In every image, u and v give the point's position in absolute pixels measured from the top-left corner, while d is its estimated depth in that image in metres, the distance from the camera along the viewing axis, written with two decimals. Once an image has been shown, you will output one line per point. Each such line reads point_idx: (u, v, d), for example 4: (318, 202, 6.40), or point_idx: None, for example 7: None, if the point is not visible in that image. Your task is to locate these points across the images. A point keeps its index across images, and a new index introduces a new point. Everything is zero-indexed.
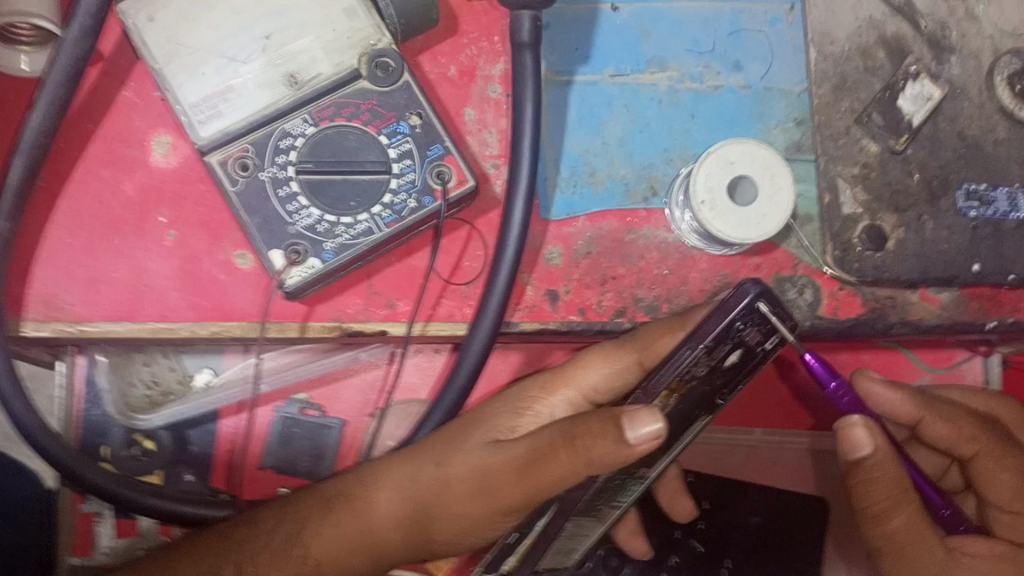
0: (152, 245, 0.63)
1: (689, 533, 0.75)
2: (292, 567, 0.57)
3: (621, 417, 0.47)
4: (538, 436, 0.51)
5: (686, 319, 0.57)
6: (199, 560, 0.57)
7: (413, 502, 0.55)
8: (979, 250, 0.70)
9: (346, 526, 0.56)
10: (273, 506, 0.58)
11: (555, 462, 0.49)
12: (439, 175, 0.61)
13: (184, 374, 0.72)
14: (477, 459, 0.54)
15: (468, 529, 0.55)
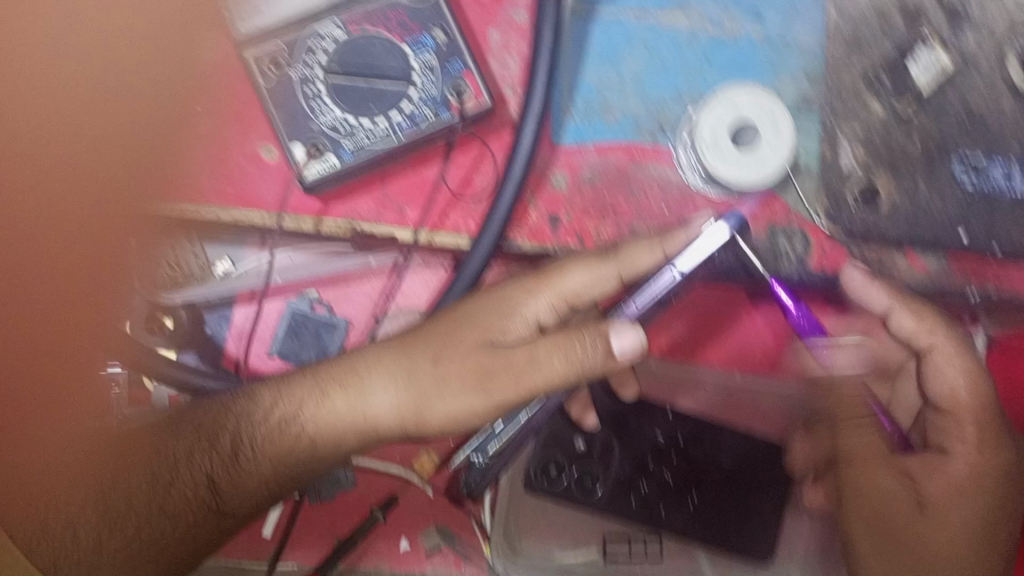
0: (192, 134, 0.69)
1: (660, 464, 0.75)
2: (288, 442, 0.62)
3: (610, 332, 0.58)
4: (537, 348, 0.58)
5: (664, 239, 0.63)
6: (202, 425, 0.62)
7: (411, 395, 0.60)
8: (968, 217, 0.71)
9: (342, 410, 0.61)
10: (271, 398, 0.62)
11: (559, 367, 0.57)
12: (457, 89, 0.65)
13: (206, 261, 0.74)
14: (475, 359, 0.59)
15: (460, 418, 0.59)
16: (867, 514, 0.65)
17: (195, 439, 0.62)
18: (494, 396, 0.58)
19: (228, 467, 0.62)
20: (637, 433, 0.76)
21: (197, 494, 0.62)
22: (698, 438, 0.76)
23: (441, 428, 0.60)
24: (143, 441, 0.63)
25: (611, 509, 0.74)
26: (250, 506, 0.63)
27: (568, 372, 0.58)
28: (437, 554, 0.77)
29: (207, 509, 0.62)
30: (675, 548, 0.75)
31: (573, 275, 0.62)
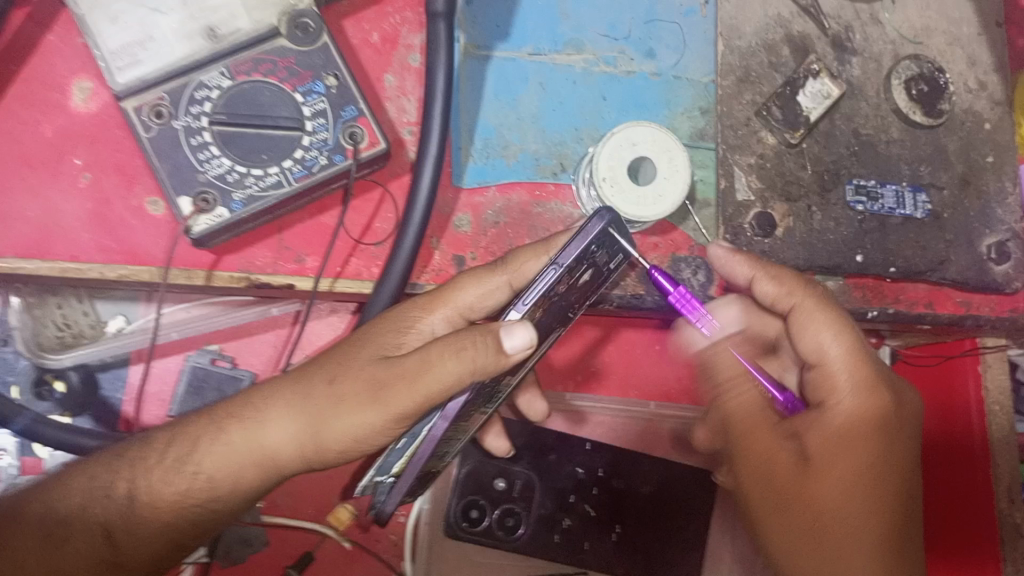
0: (65, 186, 0.65)
1: (583, 498, 0.75)
2: (185, 484, 0.55)
3: (499, 333, 0.50)
4: (428, 356, 0.51)
5: (549, 245, 0.62)
6: (93, 475, 0.56)
7: (308, 421, 0.53)
8: (864, 242, 0.73)
9: (239, 447, 0.54)
10: (167, 441, 0.56)
11: (449, 362, 0.50)
12: (352, 135, 0.64)
13: (96, 320, 0.76)
14: (367, 374, 0.53)
15: (359, 439, 0.53)
16: (754, 475, 0.60)
17: (86, 491, 0.56)
18: (392, 407, 0.51)
19: (123, 515, 0.55)
20: (558, 467, 0.76)
21: (90, 550, 0.55)
22: (619, 467, 0.76)
23: (336, 455, 0.54)
24: (31, 501, 0.56)
25: (535, 547, 0.74)
26: (152, 556, 0.57)
27: (462, 381, 0.50)
28: None
29: (103, 564, 0.56)
30: None
31: (462, 288, 0.60)
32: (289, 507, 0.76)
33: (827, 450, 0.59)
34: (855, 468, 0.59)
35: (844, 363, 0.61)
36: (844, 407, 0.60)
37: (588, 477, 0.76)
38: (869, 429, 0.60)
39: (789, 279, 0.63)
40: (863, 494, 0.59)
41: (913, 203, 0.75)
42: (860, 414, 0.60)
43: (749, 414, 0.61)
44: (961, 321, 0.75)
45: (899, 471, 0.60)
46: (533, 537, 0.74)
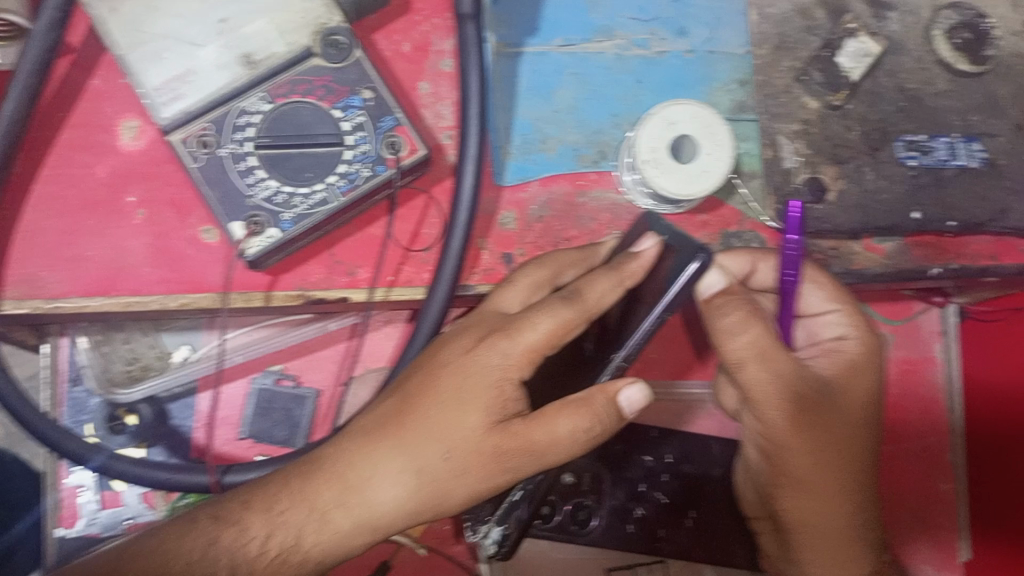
0: (121, 224, 0.66)
1: (654, 487, 0.79)
2: (294, 568, 0.54)
3: (615, 393, 0.54)
4: (551, 428, 0.53)
5: (620, 270, 0.56)
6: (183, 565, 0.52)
7: (422, 489, 0.55)
8: (919, 198, 0.72)
9: (352, 526, 0.55)
10: (264, 531, 0.53)
11: (578, 440, 0.54)
12: (392, 145, 0.64)
13: (162, 351, 0.77)
14: (489, 442, 0.54)
15: (478, 495, 0.55)
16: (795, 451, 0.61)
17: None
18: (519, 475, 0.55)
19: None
20: (636, 467, 0.79)
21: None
22: (685, 462, 0.80)
23: (448, 510, 0.56)
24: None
25: (611, 538, 0.77)
26: None
27: (584, 443, 0.54)
28: None
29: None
30: (679, 567, 0.80)
31: (538, 323, 0.54)
32: None
33: (836, 433, 0.61)
34: (856, 436, 0.63)
35: (846, 350, 0.65)
36: (848, 375, 0.64)
37: (658, 475, 0.79)
38: (871, 393, 0.64)
39: (759, 328, 0.57)
40: (864, 456, 0.64)
41: (967, 153, 0.73)
42: (859, 388, 0.64)
43: (775, 405, 0.59)
44: None
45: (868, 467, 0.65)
46: (609, 536, 0.77)
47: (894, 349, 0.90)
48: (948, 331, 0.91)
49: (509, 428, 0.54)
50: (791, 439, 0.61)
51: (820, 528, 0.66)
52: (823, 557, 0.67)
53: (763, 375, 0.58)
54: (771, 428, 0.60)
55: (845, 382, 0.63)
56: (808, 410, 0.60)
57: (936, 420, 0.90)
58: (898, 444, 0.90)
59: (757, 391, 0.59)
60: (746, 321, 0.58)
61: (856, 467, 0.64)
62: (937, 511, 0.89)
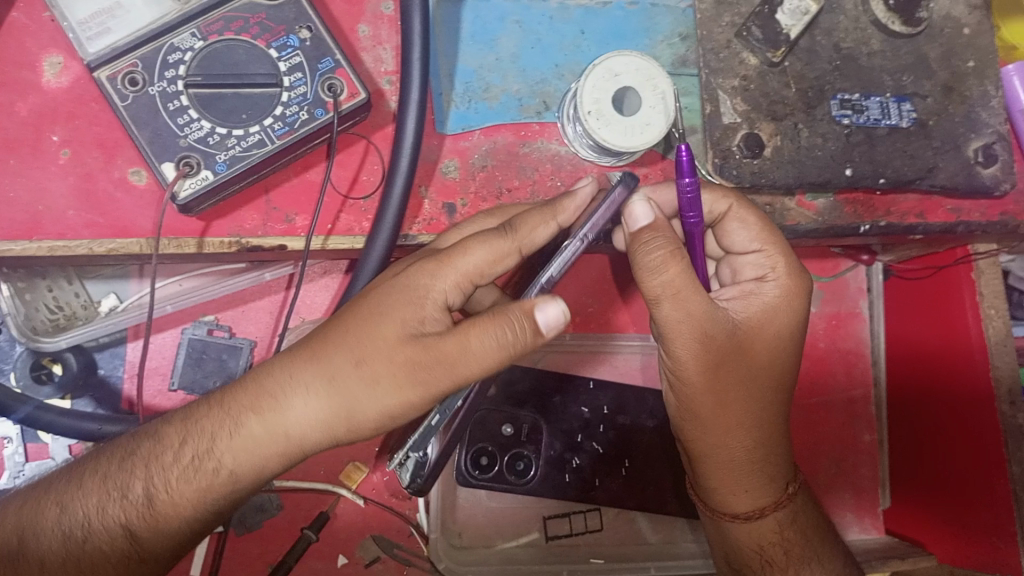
0: (45, 165, 0.63)
1: (589, 437, 0.81)
2: (205, 480, 0.54)
3: (533, 310, 0.51)
4: (464, 342, 0.51)
5: (557, 208, 0.58)
6: (109, 476, 0.55)
7: (334, 401, 0.52)
8: (852, 155, 0.73)
9: (260, 438, 0.53)
10: (179, 440, 0.55)
11: (493, 351, 0.51)
12: (331, 87, 0.62)
13: (88, 300, 0.74)
14: (400, 353, 0.51)
15: (392, 414, 0.53)
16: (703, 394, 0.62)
17: (102, 493, 0.55)
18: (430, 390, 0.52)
19: (143, 514, 0.54)
20: (573, 418, 0.81)
21: (109, 538, 0.55)
22: (620, 413, 0.82)
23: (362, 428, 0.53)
24: (47, 503, 0.56)
25: (546, 487, 0.80)
26: (173, 546, 0.57)
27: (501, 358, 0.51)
28: (377, 563, 0.81)
29: (127, 559, 0.55)
30: (612, 516, 0.83)
31: (472, 244, 0.54)
32: (299, 471, 0.80)
33: (727, 371, 0.62)
34: (763, 387, 0.65)
35: (764, 294, 0.65)
36: (761, 314, 0.64)
37: (596, 429, 0.81)
38: (790, 332, 0.65)
39: (681, 268, 0.57)
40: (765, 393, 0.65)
41: (898, 112, 0.75)
42: (767, 328, 0.64)
43: (685, 343, 0.60)
44: (953, 229, 0.77)
45: (775, 420, 0.67)
46: (544, 491, 0.80)
47: (821, 305, 0.94)
48: (872, 288, 0.95)
49: (422, 341, 0.52)
50: (697, 378, 0.62)
51: (726, 467, 0.66)
52: (732, 495, 0.68)
53: (676, 315, 0.58)
54: (680, 364, 0.61)
55: (757, 324, 0.64)
56: (716, 354, 0.61)
57: (861, 372, 0.94)
58: (824, 396, 0.93)
59: (667, 326, 0.59)
60: (666, 249, 0.56)
61: (756, 409, 0.65)
62: (859, 459, 0.93)
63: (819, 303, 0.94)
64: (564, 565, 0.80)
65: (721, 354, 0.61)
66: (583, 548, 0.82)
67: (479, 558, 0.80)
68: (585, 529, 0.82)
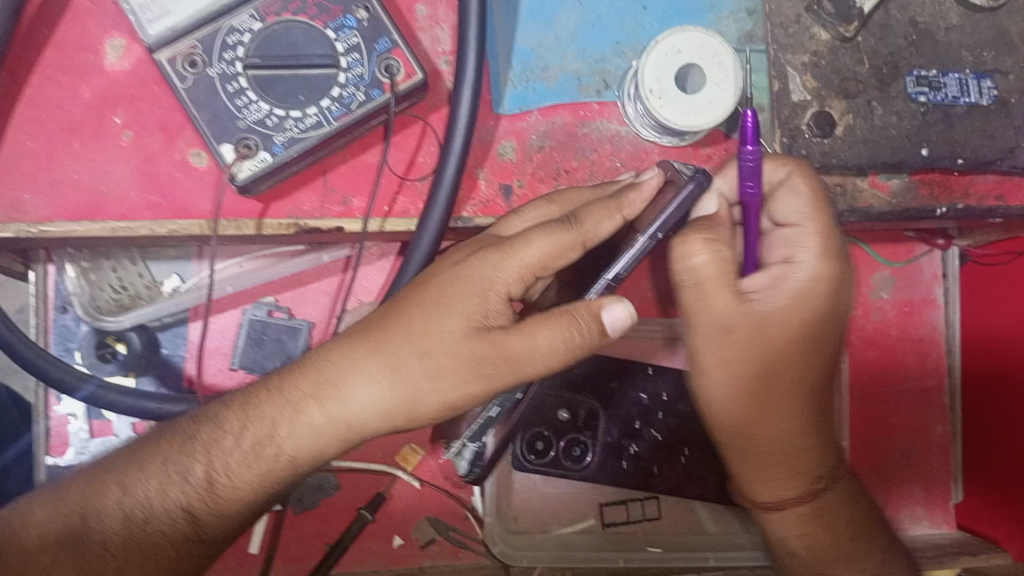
0: (109, 147, 0.64)
1: (649, 424, 0.79)
2: (265, 465, 0.54)
3: (600, 309, 0.52)
4: (527, 336, 0.52)
5: (622, 202, 0.56)
6: (171, 459, 0.55)
7: (397, 389, 0.52)
8: (928, 135, 0.70)
9: (323, 425, 0.53)
10: (239, 424, 0.54)
11: (558, 348, 0.52)
12: (388, 68, 0.62)
13: (151, 280, 0.76)
14: (464, 347, 0.52)
15: (454, 403, 0.53)
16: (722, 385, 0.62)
17: (164, 475, 0.55)
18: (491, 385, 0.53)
19: (204, 497, 0.55)
20: (633, 404, 0.80)
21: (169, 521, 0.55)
22: (681, 400, 0.80)
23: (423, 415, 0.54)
24: (108, 484, 0.56)
25: (605, 473, 0.79)
26: (232, 526, 0.57)
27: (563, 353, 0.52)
28: (434, 545, 0.80)
29: (188, 538, 0.56)
30: (670, 504, 0.82)
31: (535, 237, 0.54)
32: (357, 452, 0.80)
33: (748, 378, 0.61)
34: (794, 382, 0.63)
35: (795, 279, 0.59)
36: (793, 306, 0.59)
37: (656, 416, 0.80)
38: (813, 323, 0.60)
39: (711, 257, 0.56)
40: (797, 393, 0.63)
41: (978, 89, 0.71)
42: (795, 317, 0.59)
43: (701, 331, 0.59)
44: None
45: (810, 416, 0.65)
46: (601, 478, 0.79)
47: (893, 292, 0.90)
48: (948, 274, 0.90)
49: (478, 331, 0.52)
50: (720, 370, 0.61)
51: (752, 462, 0.66)
52: (759, 487, 0.68)
53: (694, 303, 0.58)
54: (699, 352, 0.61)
55: (784, 316, 0.59)
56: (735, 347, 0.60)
57: (934, 362, 0.90)
58: (893, 386, 0.90)
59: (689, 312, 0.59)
60: (707, 245, 0.56)
61: (786, 404, 0.63)
62: (930, 452, 0.90)
63: (891, 291, 0.90)
64: (621, 554, 0.80)
65: (739, 349, 0.60)
66: (640, 536, 0.81)
67: (536, 543, 0.79)
68: (643, 517, 0.81)
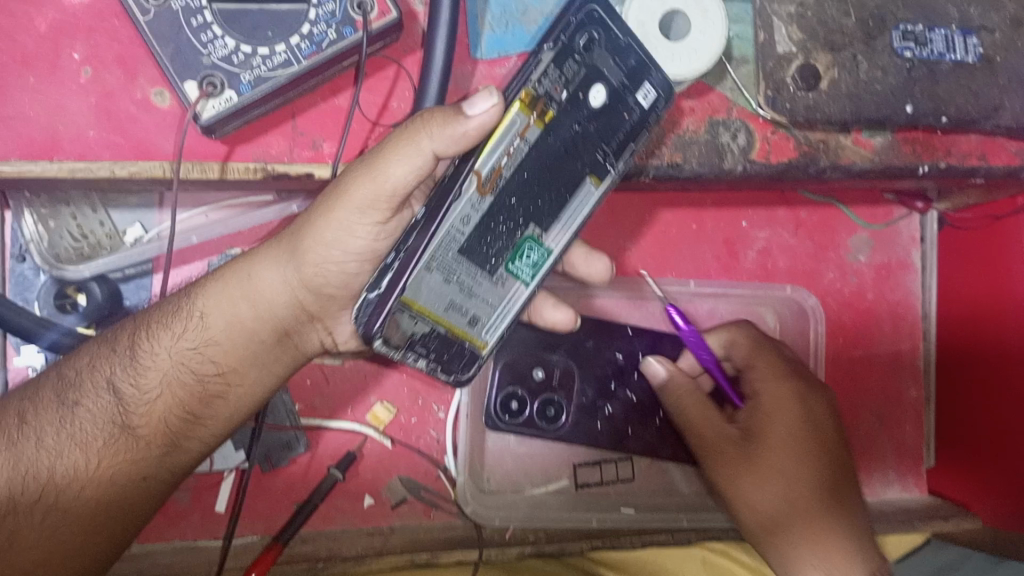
0: (65, 83, 0.61)
1: (624, 385, 0.78)
2: (191, 337, 0.60)
3: (461, 108, 0.50)
4: (384, 155, 0.53)
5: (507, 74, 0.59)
6: (113, 347, 0.60)
7: (289, 253, 0.59)
8: (912, 91, 0.69)
9: (234, 292, 0.60)
10: (161, 314, 0.61)
11: (407, 144, 0.52)
12: (360, 5, 0.59)
13: (113, 228, 0.72)
14: (332, 189, 0.56)
15: (338, 244, 0.57)
16: (716, 454, 0.68)
17: (110, 363, 0.59)
18: (356, 203, 0.55)
19: (135, 374, 0.59)
20: (608, 364, 0.79)
21: (104, 412, 0.58)
22: (656, 361, 0.79)
23: (316, 274, 0.59)
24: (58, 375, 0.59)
25: (579, 434, 0.78)
26: (158, 422, 0.59)
27: (416, 177, 0.54)
28: (404, 506, 0.77)
29: (120, 429, 0.58)
30: (644, 465, 0.81)
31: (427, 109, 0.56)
32: (326, 410, 0.77)
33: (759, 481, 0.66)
34: (785, 453, 0.67)
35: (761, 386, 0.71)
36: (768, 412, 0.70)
37: (631, 377, 0.79)
38: (776, 399, 0.70)
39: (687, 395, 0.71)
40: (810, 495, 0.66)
41: (963, 47, 0.70)
42: (768, 396, 0.71)
43: (702, 419, 0.70)
44: (1016, 173, 0.73)
45: (811, 476, 0.67)
46: (575, 440, 0.78)
47: (870, 257, 0.89)
48: (926, 238, 0.91)
49: (346, 173, 0.55)
50: (715, 457, 0.68)
51: (776, 520, 0.66)
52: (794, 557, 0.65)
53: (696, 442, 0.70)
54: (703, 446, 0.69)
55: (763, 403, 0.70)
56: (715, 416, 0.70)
57: (910, 326, 0.90)
58: (870, 349, 0.89)
59: (685, 420, 0.71)
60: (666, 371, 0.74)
61: (776, 463, 0.66)
62: (904, 416, 0.90)
63: (868, 255, 0.89)
64: (595, 513, 0.80)
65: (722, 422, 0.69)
66: (614, 496, 0.81)
67: (507, 503, 0.79)
68: (617, 478, 0.81)
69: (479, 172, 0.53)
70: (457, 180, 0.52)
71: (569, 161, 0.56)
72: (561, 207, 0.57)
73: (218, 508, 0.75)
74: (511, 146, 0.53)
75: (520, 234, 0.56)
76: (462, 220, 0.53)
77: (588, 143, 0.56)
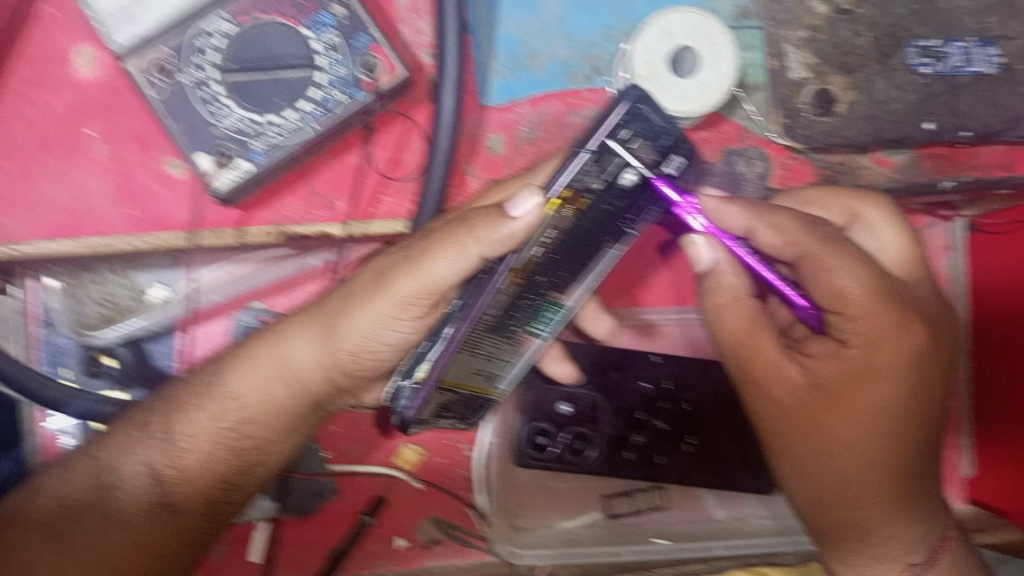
0: (84, 161, 0.62)
1: (653, 414, 0.78)
2: (224, 413, 0.60)
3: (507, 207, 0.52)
4: (429, 255, 0.54)
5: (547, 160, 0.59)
6: (145, 425, 0.60)
7: (325, 330, 0.59)
8: (932, 108, 0.67)
9: (266, 364, 0.60)
10: (193, 388, 0.61)
11: (449, 243, 0.53)
12: (367, 66, 0.59)
13: (138, 291, 0.73)
14: (373, 279, 0.57)
15: (368, 336, 0.58)
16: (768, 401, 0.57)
17: (147, 443, 0.59)
18: (393, 296, 0.55)
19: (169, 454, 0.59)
20: (636, 392, 0.78)
21: (144, 492, 0.59)
22: (683, 389, 0.79)
23: (351, 357, 0.59)
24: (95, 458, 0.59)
25: (609, 466, 0.77)
26: (200, 496, 0.60)
27: (460, 277, 0.54)
28: (437, 546, 0.77)
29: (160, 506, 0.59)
30: (679, 492, 0.81)
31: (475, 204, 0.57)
32: (355, 455, 0.78)
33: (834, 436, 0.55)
34: (838, 409, 0.55)
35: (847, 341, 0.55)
36: (866, 351, 0.54)
37: (658, 403, 0.78)
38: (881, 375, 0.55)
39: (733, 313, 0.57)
40: (877, 465, 0.56)
41: (984, 59, 0.68)
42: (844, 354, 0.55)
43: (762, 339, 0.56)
44: None
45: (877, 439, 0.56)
46: (604, 472, 0.77)
47: None
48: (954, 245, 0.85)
49: (387, 269, 0.56)
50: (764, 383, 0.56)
51: (820, 461, 0.57)
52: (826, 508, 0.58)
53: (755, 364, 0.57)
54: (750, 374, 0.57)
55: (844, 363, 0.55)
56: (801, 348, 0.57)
57: None
58: None
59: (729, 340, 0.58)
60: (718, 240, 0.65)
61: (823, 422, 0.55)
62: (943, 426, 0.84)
63: None
64: (628, 545, 0.78)
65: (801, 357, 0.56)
66: (647, 527, 0.80)
67: (539, 538, 0.78)
68: (649, 506, 0.80)
69: (514, 269, 0.54)
70: (491, 279, 0.54)
71: (597, 236, 0.56)
72: (580, 276, 0.57)
73: (255, 560, 0.75)
74: (544, 237, 0.54)
75: (543, 302, 0.57)
76: (494, 307, 0.55)
77: (614, 221, 0.56)
